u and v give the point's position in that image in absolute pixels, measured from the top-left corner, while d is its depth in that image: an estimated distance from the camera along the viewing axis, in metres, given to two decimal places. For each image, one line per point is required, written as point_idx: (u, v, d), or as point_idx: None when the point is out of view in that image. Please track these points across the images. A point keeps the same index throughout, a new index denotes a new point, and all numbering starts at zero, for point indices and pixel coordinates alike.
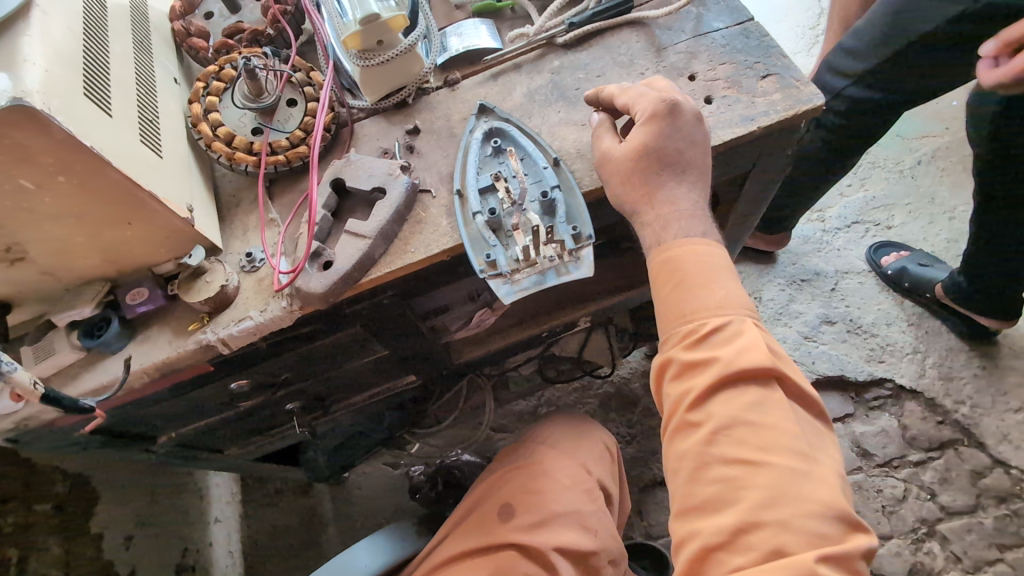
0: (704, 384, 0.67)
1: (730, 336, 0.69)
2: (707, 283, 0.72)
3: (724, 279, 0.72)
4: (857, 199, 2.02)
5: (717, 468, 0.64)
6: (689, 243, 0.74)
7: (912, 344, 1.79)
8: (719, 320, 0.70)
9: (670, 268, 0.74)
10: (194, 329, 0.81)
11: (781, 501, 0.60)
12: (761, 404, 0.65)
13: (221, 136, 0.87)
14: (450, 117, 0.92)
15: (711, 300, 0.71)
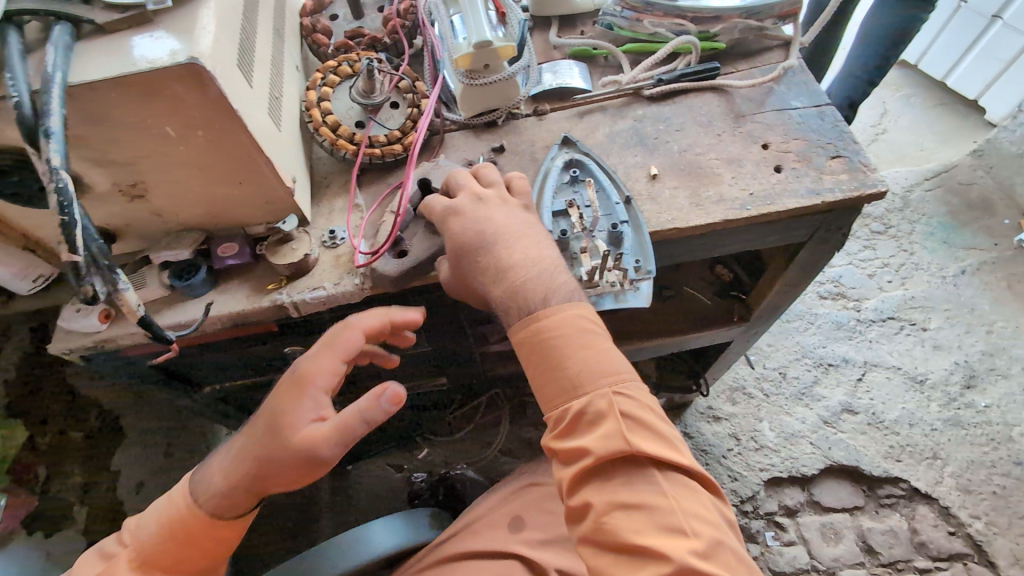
0: (555, 395, 0.75)
1: (594, 412, 0.72)
2: (563, 363, 0.75)
3: (581, 348, 0.75)
4: (895, 295, 2.03)
5: (593, 555, 0.68)
6: (515, 291, 0.78)
7: (932, 449, 1.77)
8: (556, 340, 0.75)
9: (526, 340, 0.77)
10: (271, 289, 0.88)
11: (623, 510, 0.67)
12: (595, 419, 0.72)
13: (329, 123, 0.96)
14: (535, 142, 1.00)
15: (565, 382, 0.75)
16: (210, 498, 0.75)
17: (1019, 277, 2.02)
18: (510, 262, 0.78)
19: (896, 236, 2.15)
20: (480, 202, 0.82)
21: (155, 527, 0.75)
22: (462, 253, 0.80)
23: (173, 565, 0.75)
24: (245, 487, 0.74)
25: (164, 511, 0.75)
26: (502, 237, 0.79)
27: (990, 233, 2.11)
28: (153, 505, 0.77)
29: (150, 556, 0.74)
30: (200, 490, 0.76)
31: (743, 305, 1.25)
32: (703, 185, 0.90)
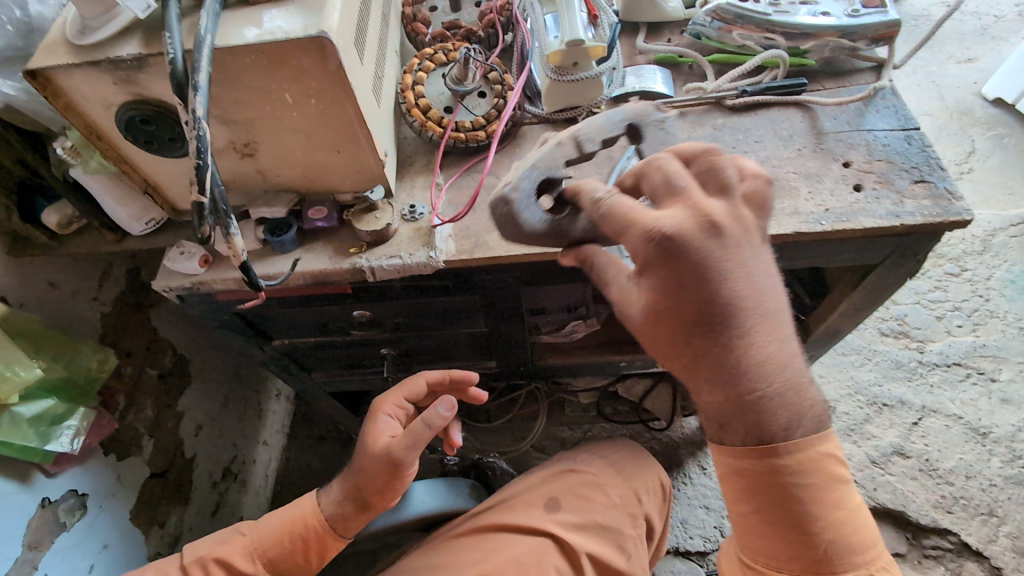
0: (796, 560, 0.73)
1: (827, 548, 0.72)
2: (794, 494, 0.71)
3: (830, 509, 0.72)
4: (964, 342, 1.94)
5: None
6: (756, 403, 0.69)
7: (989, 505, 1.67)
8: (805, 494, 0.71)
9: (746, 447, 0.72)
10: (353, 252, 0.94)
11: None
12: None
13: (421, 106, 1.02)
14: (611, 142, 1.03)
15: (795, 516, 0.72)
16: (326, 510, 0.94)
17: None
18: (745, 363, 0.69)
19: (972, 280, 2.05)
20: (715, 236, 0.67)
21: (274, 528, 0.93)
22: (691, 319, 0.68)
23: (282, 563, 0.91)
24: (355, 500, 0.92)
25: (285, 517, 0.94)
26: (748, 329, 0.68)
27: None
28: (269, 516, 0.95)
29: (266, 554, 0.91)
30: (318, 502, 0.95)
31: (801, 327, 1.23)
32: (778, 197, 0.90)
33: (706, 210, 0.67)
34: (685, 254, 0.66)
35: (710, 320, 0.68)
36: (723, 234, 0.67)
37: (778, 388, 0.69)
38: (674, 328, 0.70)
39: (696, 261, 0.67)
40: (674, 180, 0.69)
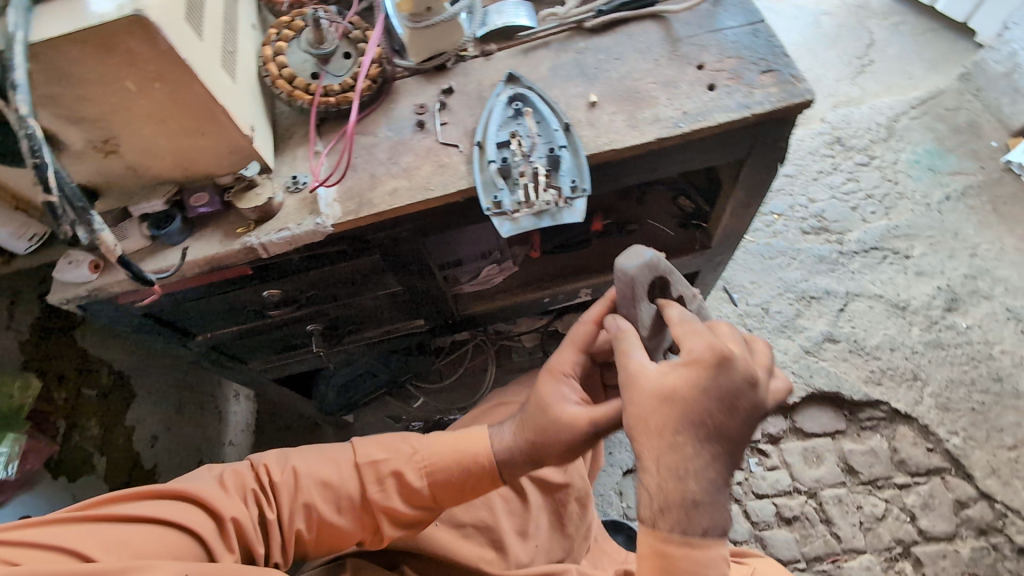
0: None
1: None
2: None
3: None
4: (878, 226, 2.06)
5: None
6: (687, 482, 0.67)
7: (913, 371, 1.81)
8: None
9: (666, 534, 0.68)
10: (240, 232, 0.95)
11: None
12: None
13: (285, 76, 1.02)
14: (482, 82, 1.04)
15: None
16: (495, 442, 0.89)
17: (1004, 199, 2.04)
18: (707, 478, 0.68)
19: (880, 167, 2.16)
20: (749, 383, 0.70)
21: (446, 452, 0.88)
22: (688, 408, 0.68)
23: (445, 489, 0.86)
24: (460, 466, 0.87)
25: (457, 443, 0.89)
26: (720, 439, 0.69)
27: (976, 157, 2.12)
28: (439, 436, 0.90)
29: (432, 470, 0.86)
30: (489, 437, 0.89)
31: (704, 234, 1.30)
32: (639, 108, 0.94)
33: (754, 368, 0.70)
34: (725, 376, 0.68)
35: (698, 408, 0.68)
36: (754, 392, 0.70)
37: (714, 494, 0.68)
38: (671, 421, 0.68)
39: (725, 379, 0.68)
40: (736, 333, 0.75)
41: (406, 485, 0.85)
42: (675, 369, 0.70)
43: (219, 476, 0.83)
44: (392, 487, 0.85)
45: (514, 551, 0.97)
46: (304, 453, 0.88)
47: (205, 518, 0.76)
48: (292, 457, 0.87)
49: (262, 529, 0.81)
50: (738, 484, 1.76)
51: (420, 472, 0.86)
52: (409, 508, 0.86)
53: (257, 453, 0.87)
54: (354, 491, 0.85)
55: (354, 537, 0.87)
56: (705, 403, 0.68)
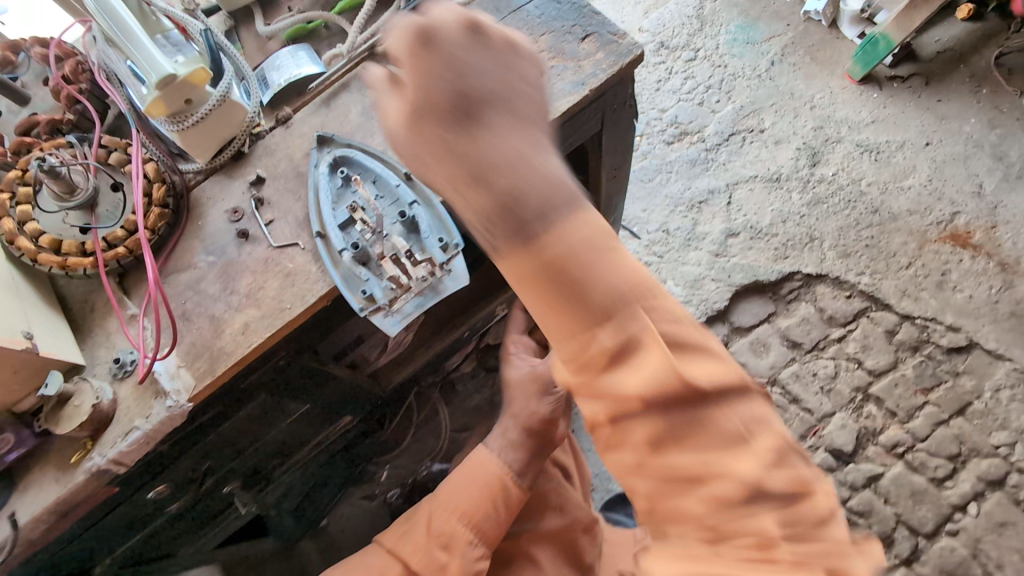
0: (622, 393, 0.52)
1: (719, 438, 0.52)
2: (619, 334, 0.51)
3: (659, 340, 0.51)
4: (727, 113, 2.12)
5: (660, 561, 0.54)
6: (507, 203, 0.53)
7: (808, 233, 1.91)
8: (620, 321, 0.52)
9: (443, 160, 0.55)
10: (78, 460, 0.74)
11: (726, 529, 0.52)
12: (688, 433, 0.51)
13: (46, 245, 0.79)
14: (292, 155, 0.88)
15: (660, 409, 0.51)
16: (505, 456, 0.90)
17: (817, 46, 2.15)
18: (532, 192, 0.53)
19: (707, 57, 2.22)
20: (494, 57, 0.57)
21: (464, 486, 0.86)
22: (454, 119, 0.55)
23: (483, 518, 0.83)
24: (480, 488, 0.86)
25: (466, 474, 0.87)
26: (517, 139, 0.54)
27: (780, 16, 2.22)
28: (449, 478, 0.88)
29: (461, 509, 0.83)
30: (495, 454, 0.90)
31: None
32: None
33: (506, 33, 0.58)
34: (453, 58, 0.55)
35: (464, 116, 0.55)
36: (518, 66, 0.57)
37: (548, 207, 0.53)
38: (441, 141, 0.54)
39: (460, 60, 0.56)
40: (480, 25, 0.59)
41: (444, 536, 0.81)
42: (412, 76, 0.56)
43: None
44: (435, 543, 0.81)
45: None
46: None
47: None
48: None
49: None
50: None
51: (451, 518, 0.83)
52: (462, 565, 0.80)
53: None
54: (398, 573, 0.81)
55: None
56: (473, 130, 0.54)
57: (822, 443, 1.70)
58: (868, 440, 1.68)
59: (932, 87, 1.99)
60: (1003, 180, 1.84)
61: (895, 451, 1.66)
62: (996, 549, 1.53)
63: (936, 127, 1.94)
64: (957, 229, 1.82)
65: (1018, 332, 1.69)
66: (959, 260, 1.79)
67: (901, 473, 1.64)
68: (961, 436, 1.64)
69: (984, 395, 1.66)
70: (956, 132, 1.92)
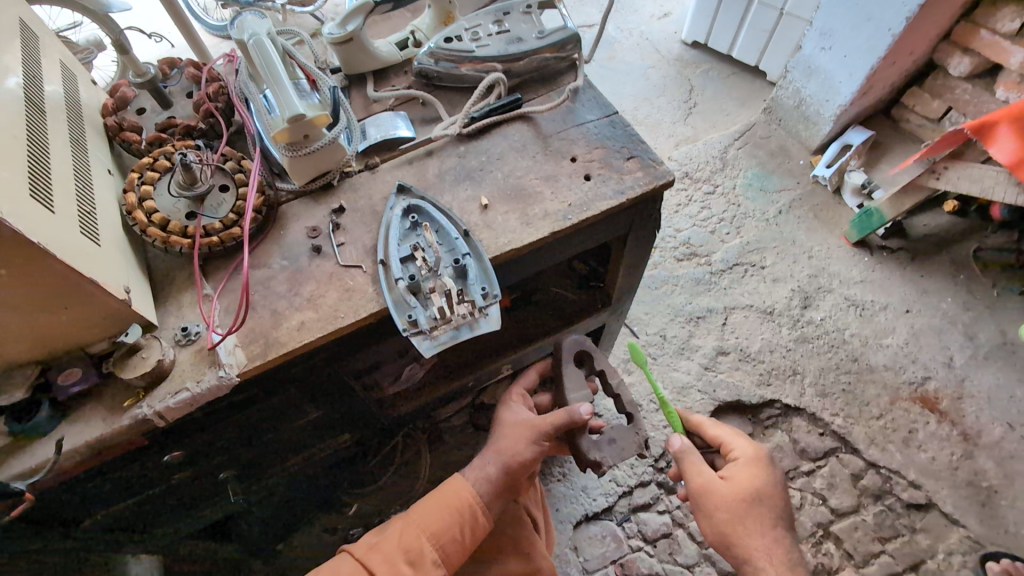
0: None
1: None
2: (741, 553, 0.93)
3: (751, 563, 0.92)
4: (735, 245, 2.36)
5: None
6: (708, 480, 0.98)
7: (792, 366, 2.06)
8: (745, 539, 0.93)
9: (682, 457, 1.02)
10: (129, 405, 0.84)
11: None
12: None
13: (156, 221, 0.94)
14: (372, 196, 1.05)
15: None
16: (478, 486, 0.94)
17: (820, 205, 2.43)
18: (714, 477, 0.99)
19: (724, 193, 2.50)
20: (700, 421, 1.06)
21: (434, 510, 0.89)
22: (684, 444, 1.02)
23: (452, 551, 0.88)
24: (450, 517, 0.89)
25: (438, 499, 0.91)
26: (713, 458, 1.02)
27: (792, 174, 2.52)
28: (422, 500, 0.92)
29: (430, 530, 0.87)
30: (468, 483, 0.94)
31: (602, 293, 1.40)
32: (529, 205, 1.00)
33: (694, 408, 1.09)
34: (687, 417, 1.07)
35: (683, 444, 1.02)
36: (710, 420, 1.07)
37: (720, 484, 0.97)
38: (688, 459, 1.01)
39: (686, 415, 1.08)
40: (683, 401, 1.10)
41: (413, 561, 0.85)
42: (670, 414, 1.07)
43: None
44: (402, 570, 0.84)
45: None
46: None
47: None
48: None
49: None
50: (677, 507, 1.86)
51: (419, 537, 0.87)
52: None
53: None
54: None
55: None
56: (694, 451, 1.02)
57: None
58: None
59: (916, 262, 2.23)
60: (972, 357, 2.02)
61: None
62: None
63: (915, 298, 2.16)
64: (927, 393, 1.97)
65: (973, 501, 1.79)
66: (926, 421, 1.92)
67: None
68: None
69: (937, 555, 1.73)
70: (933, 305, 2.13)
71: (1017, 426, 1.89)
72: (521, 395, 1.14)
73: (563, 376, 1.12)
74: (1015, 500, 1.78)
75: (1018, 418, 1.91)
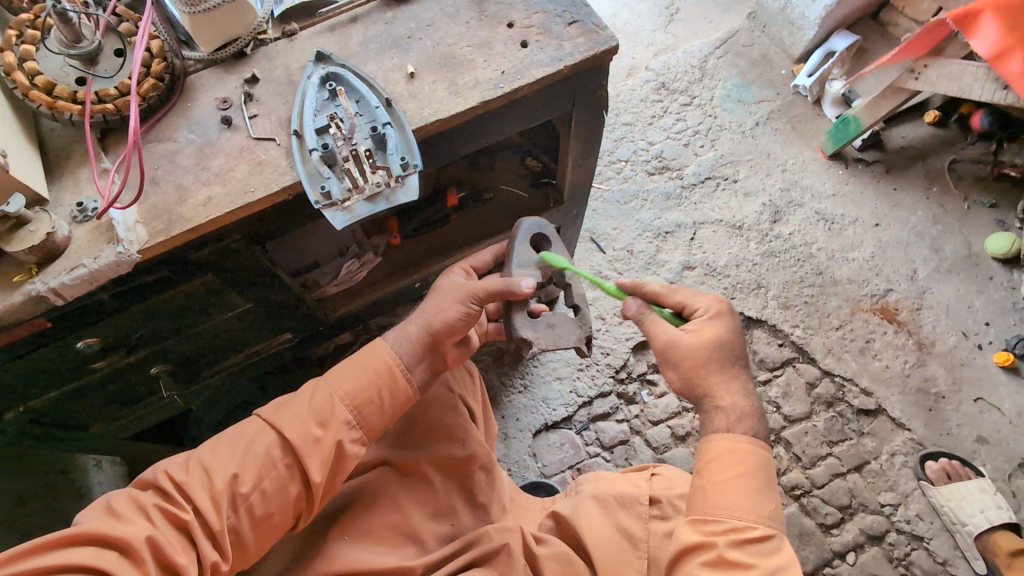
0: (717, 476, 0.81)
1: (754, 546, 0.76)
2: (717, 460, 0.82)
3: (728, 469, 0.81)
4: (707, 158, 2.27)
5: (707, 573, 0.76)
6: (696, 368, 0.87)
7: (756, 280, 2.04)
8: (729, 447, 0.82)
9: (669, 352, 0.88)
10: (20, 281, 0.79)
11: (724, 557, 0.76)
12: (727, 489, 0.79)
13: (40, 85, 0.85)
14: (289, 66, 0.94)
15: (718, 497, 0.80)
16: (398, 349, 0.90)
17: (799, 118, 2.33)
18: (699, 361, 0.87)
19: (701, 105, 2.38)
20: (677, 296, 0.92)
21: (351, 373, 0.86)
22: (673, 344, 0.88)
23: (369, 413, 0.86)
24: (369, 380, 0.86)
25: (355, 362, 0.88)
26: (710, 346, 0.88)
27: (773, 85, 2.40)
28: (340, 364, 0.88)
29: (345, 391, 0.85)
30: (389, 347, 0.89)
31: (554, 191, 1.34)
32: (458, 73, 0.91)
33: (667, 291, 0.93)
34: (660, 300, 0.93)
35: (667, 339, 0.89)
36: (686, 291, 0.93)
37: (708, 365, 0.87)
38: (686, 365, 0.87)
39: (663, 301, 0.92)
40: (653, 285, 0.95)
41: (326, 420, 0.83)
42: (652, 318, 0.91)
43: (108, 504, 0.75)
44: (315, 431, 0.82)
45: (431, 540, 0.95)
46: (210, 444, 0.81)
47: (114, 550, 0.71)
48: (195, 455, 0.80)
49: (191, 530, 0.75)
50: (636, 415, 1.88)
51: (333, 399, 0.84)
52: (337, 443, 0.83)
53: (152, 467, 0.80)
54: (271, 444, 0.80)
55: (290, 510, 0.81)
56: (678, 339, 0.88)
57: None
58: None
59: (890, 176, 2.18)
60: (935, 269, 2.02)
61: (793, 493, 1.76)
62: None
63: (886, 211, 2.12)
64: (887, 304, 1.98)
65: (921, 407, 1.84)
66: (883, 332, 1.94)
67: (795, 513, 1.74)
68: (854, 490, 1.76)
69: (881, 456, 1.79)
70: (903, 218, 2.10)
71: (970, 336, 1.93)
72: (467, 273, 1.05)
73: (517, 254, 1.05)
74: (960, 405, 1.84)
75: (972, 328, 1.94)
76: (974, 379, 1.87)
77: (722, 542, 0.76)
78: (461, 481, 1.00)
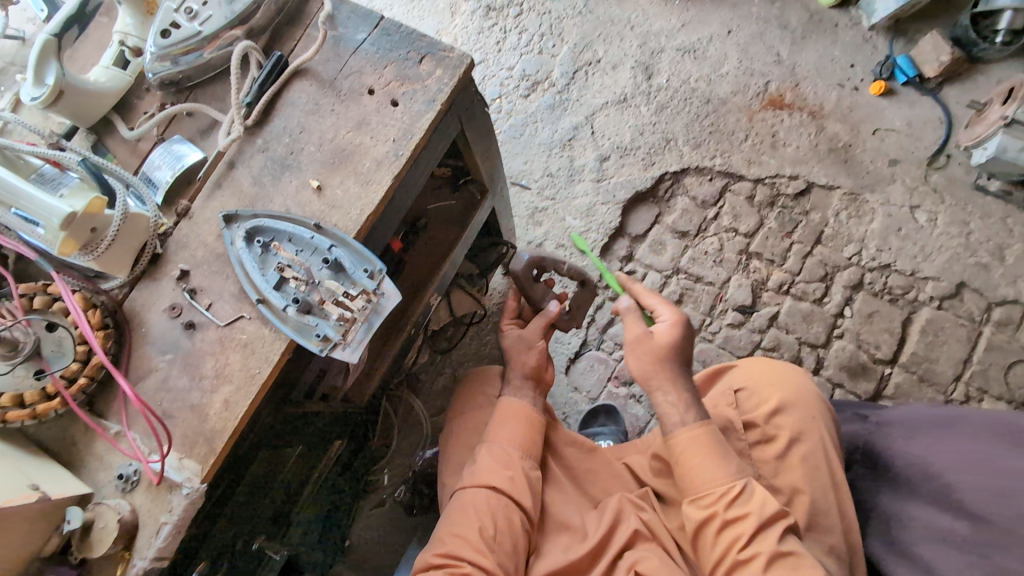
0: (689, 454, 1.02)
1: (741, 499, 0.97)
2: (679, 448, 1.04)
3: (695, 454, 1.02)
4: (565, 54, 2.30)
5: (721, 540, 0.95)
6: (648, 372, 1.11)
7: (663, 137, 2.17)
8: (687, 432, 1.04)
9: (636, 352, 1.13)
10: (123, 571, 0.83)
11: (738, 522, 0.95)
12: (704, 461, 1.01)
13: (10, 403, 0.83)
14: (206, 241, 0.93)
15: (703, 474, 1.00)
16: (522, 397, 1.16)
17: None
18: (668, 379, 1.10)
19: (531, 7, 2.36)
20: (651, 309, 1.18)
21: (505, 425, 1.11)
22: (642, 342, 1.12)
23: (529, 442, 1.11)
24: (520, 423, 1.12)
25: (501, 417, 1.13)
26: (679, 341, 1.11)
27: None
28: (490, 427, 1.13)
29: (511, 438, 1.10)
30: (516, 397, 1.15)
31: (476, 184, 1.39)
32: (357, 162, 0.92)
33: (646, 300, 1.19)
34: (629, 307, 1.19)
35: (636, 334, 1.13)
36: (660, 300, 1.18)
37: (662, 360, 1.10)
38: (651, 361, 1.11)
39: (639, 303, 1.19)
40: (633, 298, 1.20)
41: (509, 460, 1.08)
42: (628, 325, 1.15)
43: None
44: (511, 475, 1.06)
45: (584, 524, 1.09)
46: (453, 519, 1.03)
47: None
48: (444, 534, 1.01)
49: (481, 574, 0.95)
50: None
51: (507, 447, 1.09)
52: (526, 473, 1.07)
53: (421, 562, 1.01)
54: (488, 497, 1.03)
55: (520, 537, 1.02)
56: (643, 335, 1.13)
57: (729, 305, 2.01)
58: (761, 289, 2.02)
59: None
60: (793, 44, 2.19)
61: (782, 289, 2.01)
62: (872, 336, 1.95)
63: (732, 17, 2.25)
64: (772, 94, 2.16)
65: (839, 163, 2.07)
66: (782, 120, 2.13)
67: (792, 304, 2.00)
68: (824, 259, 2.02)
69: (830, 221, 2.04)
70: (748, 15, 2.24)
71: (846, 83, 2.14)
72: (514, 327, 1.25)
73: (529, 291, 1.24)
74: (866, 145, 2.08)
75: (844, 76, 2.15)
76: (866, 116, 2.11)
77: (720, 507, 0.97)
78: (578, 480, 1.17)
